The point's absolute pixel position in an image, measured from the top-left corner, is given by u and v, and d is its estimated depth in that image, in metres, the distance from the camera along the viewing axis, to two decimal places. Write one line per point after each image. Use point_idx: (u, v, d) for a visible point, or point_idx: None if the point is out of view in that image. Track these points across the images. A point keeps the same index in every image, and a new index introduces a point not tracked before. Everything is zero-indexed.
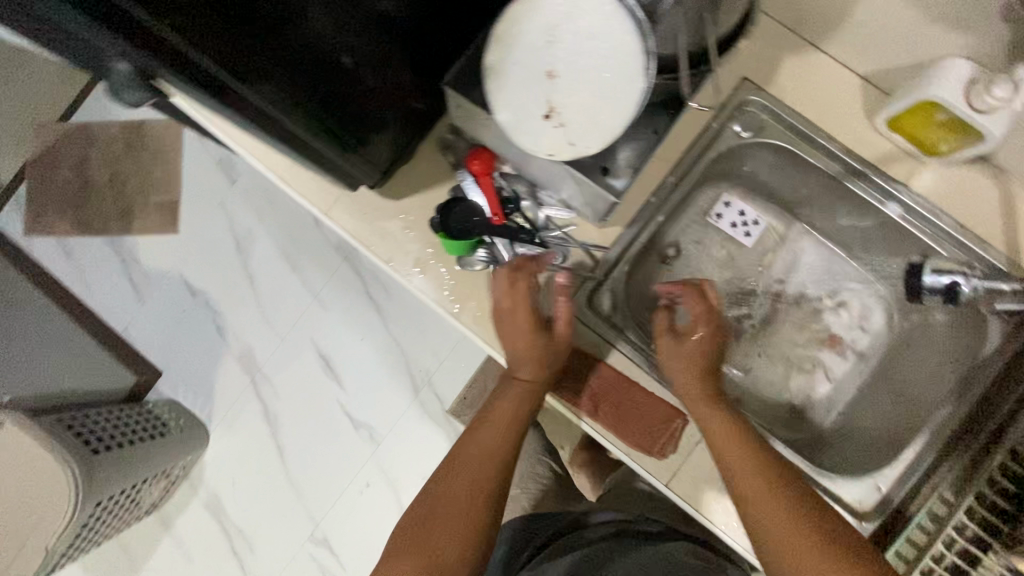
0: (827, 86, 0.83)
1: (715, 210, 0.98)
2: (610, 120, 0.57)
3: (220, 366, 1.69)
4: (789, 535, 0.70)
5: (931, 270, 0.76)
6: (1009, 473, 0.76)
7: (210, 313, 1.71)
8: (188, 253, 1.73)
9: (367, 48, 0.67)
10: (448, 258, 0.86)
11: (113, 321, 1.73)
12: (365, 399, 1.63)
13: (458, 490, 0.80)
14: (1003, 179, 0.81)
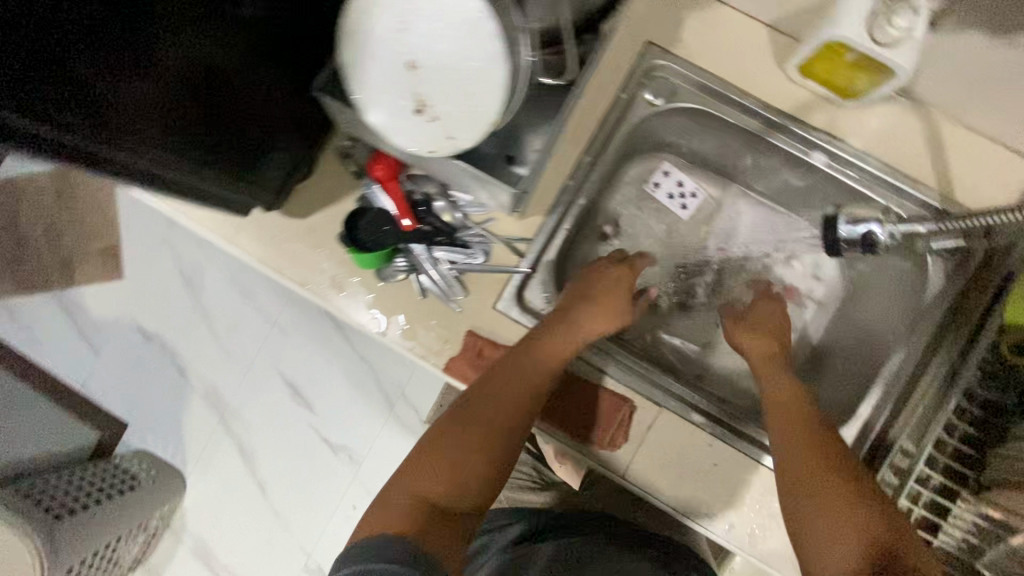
0: (733, 39, 0.79)
1: (653, 179, 0.95)
2: (482, 104, 0.52)
3: (185, 409, 1.59)
4: (808, 466, 0.67)
5: (845, 223, 0.74)
6: (966, 418, 0.73)
7: (168, 356, 1.61)
8: (135, 296, 1.62)
9: (232, 58, 0.61)
10: (366, 272, 0.81)
11: (69, 377, 1.63)
12: (339, 418, 1.55)
13: (489, 417, 0.72)
14: (925, 111, 0.77)
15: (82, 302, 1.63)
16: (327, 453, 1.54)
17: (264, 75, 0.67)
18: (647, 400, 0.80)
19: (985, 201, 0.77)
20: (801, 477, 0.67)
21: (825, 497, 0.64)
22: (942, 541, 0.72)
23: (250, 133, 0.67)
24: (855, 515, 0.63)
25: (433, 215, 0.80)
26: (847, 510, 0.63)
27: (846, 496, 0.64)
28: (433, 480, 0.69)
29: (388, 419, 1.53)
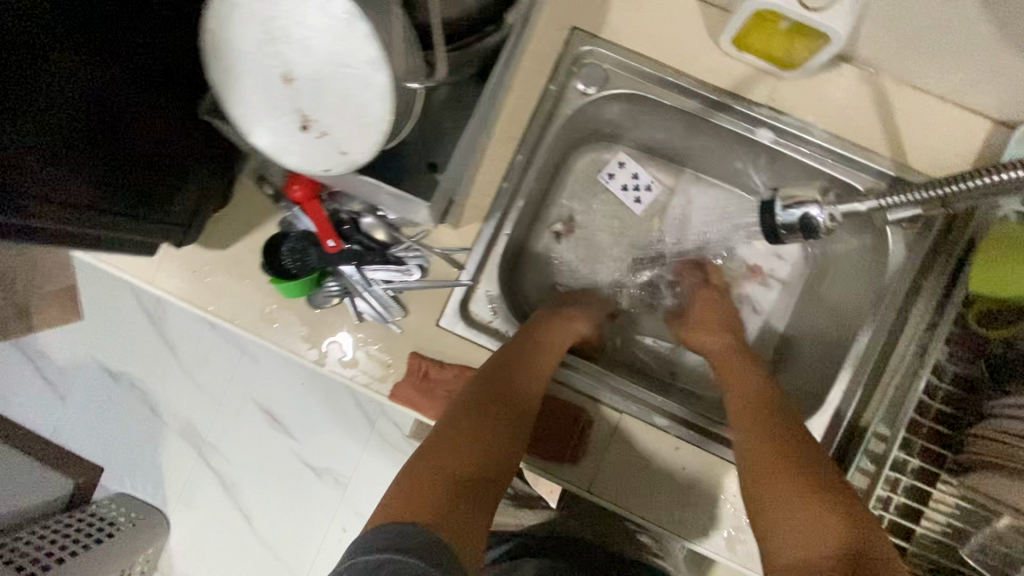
0: (663, 16, 0.74)
1: (608, 168, 0.90)
2: (370, 113, 0.47)
3: (162, 447, 1.44)
4: (765, 457, 0.63)
5: (783, 207, 0.69)
6: (940, 396, 0.69)
7: (139, 393, 1.45)
8: (95, 333, 1.46)
9: (115, 89, 0.57)
10: (297, 300, 0.76)
11: (36, 425, 1.47)
12: (322, 442, 1.41)
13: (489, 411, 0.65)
14: (869, 75, 0.73)
15: (42, 345, 1.48)
16: (312, 475, 1.41)
17: (151, 95, 0.61)
18: (605, 409, 0.75)
19: (939, 164, 0.73)
20: (759, 470, 0.62)
21: (783, 488, 0.59)
22: (924, 527, 0.69)
23: (148, 162, 0.62)
24: (814, 508, 0.57)
25: (359, 233, 0.75)
26: (804, 503, 0.57)
27: (807, 488, 0.58)
28: (459, 454, 0.60)
29: (372, 439, 1.41)
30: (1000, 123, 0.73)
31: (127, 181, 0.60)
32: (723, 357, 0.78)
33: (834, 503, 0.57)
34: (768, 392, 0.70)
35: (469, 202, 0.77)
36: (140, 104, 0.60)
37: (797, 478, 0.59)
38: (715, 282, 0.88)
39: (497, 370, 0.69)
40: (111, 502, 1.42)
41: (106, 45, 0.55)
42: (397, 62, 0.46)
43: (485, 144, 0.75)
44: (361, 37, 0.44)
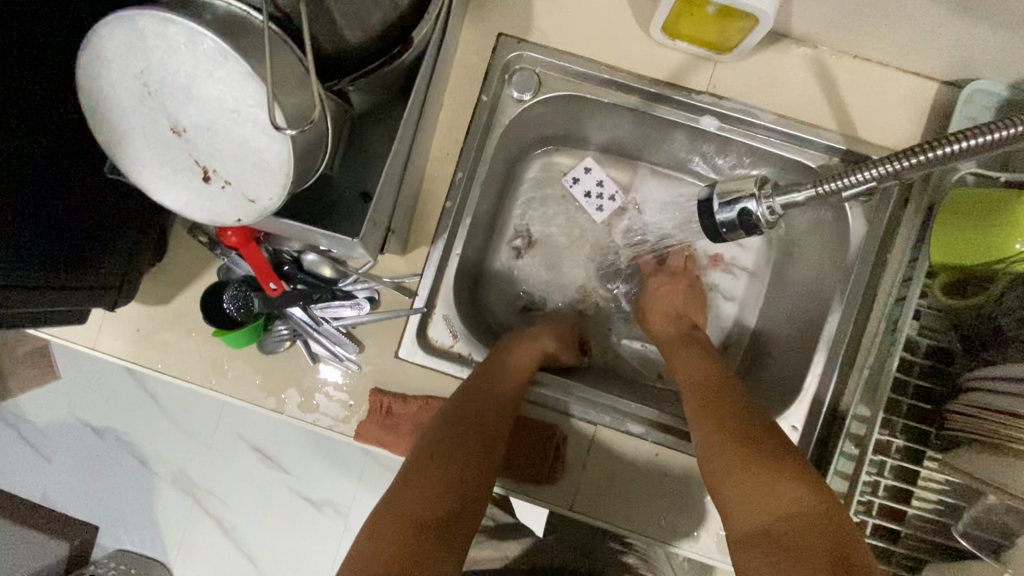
0: (591, 12, 0.72)
1: (572, 172, 0.87)
2: (271, 155, 0.44)
3: (155, 499, 1.39)
4: (706, 430, 0.60)
5: (719, 204, 0.60)
6: (916, 371, 0.67)
7: (126, 447, 1.38)
8: (71, 390, 1.38)
9: (27, 156, 0.52)
10: (247, 349, 0.72)
11: (23, 491, 1.42)
12: (316, 475, 1.37)
13: (454, 430, 0.61)
14: (807, 50, 0.71)
15: (19, 408, 1.40)
16: (310, 511, 1.37)
17: (69, 161, 0.56)
18: (577, 422, 0.73)
19: (889, 133, 0.71)
20: (704, 444, 0.60)
21: (725, 456, 0.57)
22: (916, 507, 0.66)
23: (66, 229, 0.57)
24: (755, 471, 0.54)
25: (303, 271, 0.72)
26: (743, 467, 0.55)
27: (745, 453, 0.56)
28: (425, 495, 0.55)
29: (367, 468, 1.37)
30: (946, 83, 0.71)
31: (42, 253, 0.55)
32: (673, 343, 0.76)
33: (777, 464, 0.54)
34: (713, 370, 0.68)
35: (415, 227, 0.74)
36: (57, 171, 0.55)
37: (737, 444, 0.57)
38: (680, 268, 0.85)
39: (470, 397, 0.65)
40: (111, 557, 1.38)
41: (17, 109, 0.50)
42: (292, 100, 0.43)
43: (424, 164, 0.73)
44: (245, 78, 0.41)
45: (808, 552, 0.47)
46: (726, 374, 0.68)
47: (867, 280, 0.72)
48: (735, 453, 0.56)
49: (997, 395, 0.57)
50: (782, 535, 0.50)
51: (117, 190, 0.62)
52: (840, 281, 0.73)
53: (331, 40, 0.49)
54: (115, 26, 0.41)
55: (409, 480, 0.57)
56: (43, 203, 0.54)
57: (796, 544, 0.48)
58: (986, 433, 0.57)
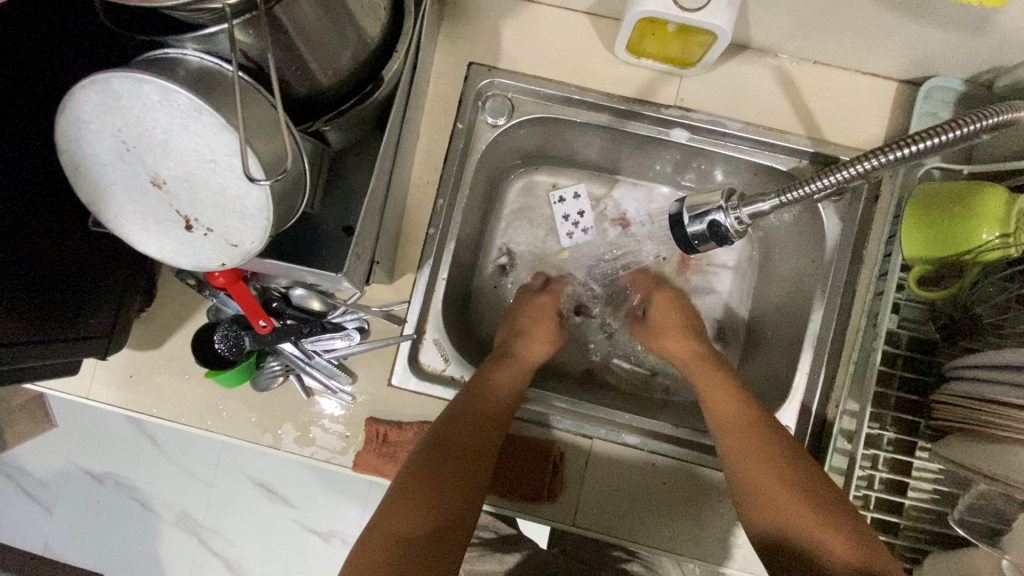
0: (557, 36, 0.74)
1: (561, 190, 0.89)
2: (250, 201, 0.45)
3: (159, 543, 1.38)
4: (762, 483, 0.60)
5: (689, 218, 0.61)
6: (901, 363, 0.67)
7: (127, 492, 1.37)
8: (67, 440, 1.36)
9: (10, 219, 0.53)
10: (240, 387, 0.73)
11: (26, 543, 1.41)
12: (321, 507, 1.36)
13: (454, 451, 0.62)
14: (768, 59, 0.74)
15: (15, 461, 1.38)
16: (317, 542, 1.36)
17: (44, 212, 0.56)
18: (572, 437, 0.73)
19: (853, 134, 0.73)
20: (759, 497, 0.59)
21: (786, 517, 0.57)
22: (912, 498, 0.66)
23: (49, 278, 0.58)
24: (821, 536, 0.55)
25: (291, 306, 0.73)
26: (810, 529, 0.55)
27: (808, 513, 0.56)
28: (410, 513, 0.56)
29: (371, 496, 1.36)
30: (905, 83, 0.73)
31: (23, 304, 0.55)
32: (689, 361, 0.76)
33: (841, 527, 0.54)
34: (745, 404, 0.67)
35: (399, 254, 0.75)
36: (31, 221, 0.55)
37: (800, 504, 0.57)
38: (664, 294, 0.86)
39: (456, 412, 0.65)
40: None
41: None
42: (267, 147, 0.45)
43: (405, 193, 0.74)
44: (219, 129, 0.43)
45: None
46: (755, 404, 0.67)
47: (845, 277, 0.73)
48: (800, 516, 0.56)
49: (979, 384, 0.58)
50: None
51: (102, 241, 0.63)
52: (821, 280, 0.74)
53: (304, 84, 0.51)
54: (88, 87, 0.42)
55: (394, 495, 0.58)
56: (21, 252, 0.54)
57: None
58: (973, 421, 0.58)
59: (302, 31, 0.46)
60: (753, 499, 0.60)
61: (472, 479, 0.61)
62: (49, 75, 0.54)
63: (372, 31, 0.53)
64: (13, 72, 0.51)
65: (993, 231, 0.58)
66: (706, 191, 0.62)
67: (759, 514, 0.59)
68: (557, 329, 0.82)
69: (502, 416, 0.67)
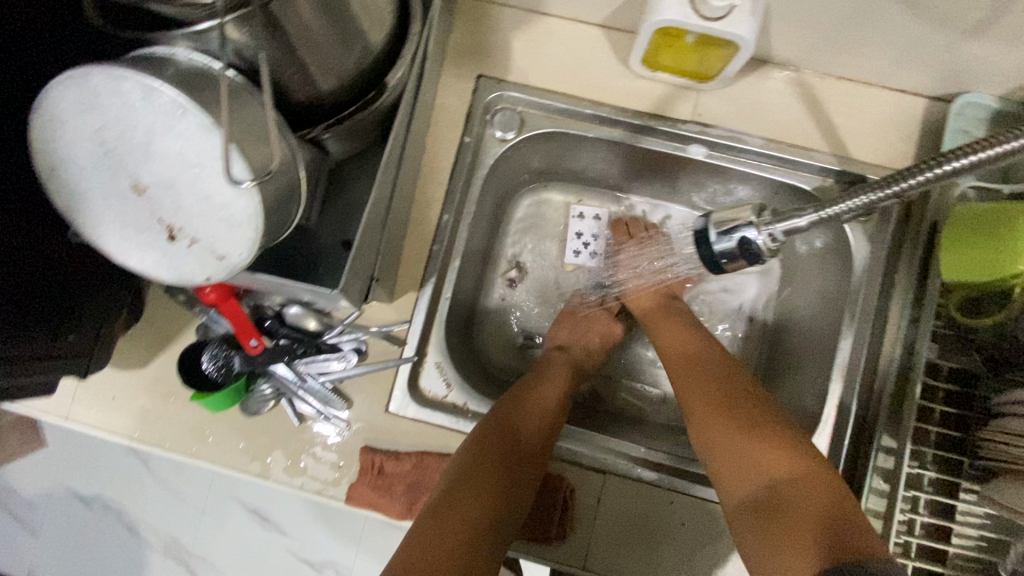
0: (568, 49, 0.72)
1: (586, 207, 0.86)
2: (238, 210, 0.42)
3: (144, 572, 1.32)
4: (698, 402, 0.61)
5: (716, 234, 0.57)
6: (942, 397, 0.62)
7: (112, 518, 1.31)
8: (52, 462, 1.31)
9: None
10: (227, 411, 0.68)
11: (7, 569, 1.35)
12: (314, 538, 1.29)
13: (509, 442, 0.61)
14: (790, 74, 0.71)
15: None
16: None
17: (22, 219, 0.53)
18: (585, 470, 0.68)
19: (881, 152, 0.69)
20: (694, 415, 0.61)
21: (714, 427, 0.58)
22: (958, 546, 0.60)
23: (24, 295, 0.54)
24: (746, 440, 0.56)
25: (285, 325, 0.69)
26: (735, 437, 0.56)
27: (735, 424, 0.57)
28: (472, 504, 0.56)
29: (368, 526, 1.29)
30: (934, 99, 0.70)
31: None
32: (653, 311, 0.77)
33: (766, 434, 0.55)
34: (698, 340, 0.69)
35: (401, 273, 0.71)
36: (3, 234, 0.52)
37: (728, 416, 0.58)
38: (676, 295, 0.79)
39: (511, 405, 0.65)
40: None
41: None
42: (258, 152, 0.41)
43: (408, 209, 0.71)
44: (207, 130, 0.39)
45: (790, 518, 0.49)
46: (711, 342, 0.69)
47: (876, 302, 0.69)
48: (726, 425, 0.58)
49: None
50: (769, 498, 0.52)
51: (86, 253, 0.60)
52: (850, 305, 0.69)
53: (302, 89, 0.48)
54: (66, 84, 0.39)
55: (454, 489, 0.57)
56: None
57: (780, 510, 0.50)
58: None
59: (299, 30, 0.43)
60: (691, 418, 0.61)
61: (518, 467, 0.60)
62: (27, 77, 0.51)
63: (374, 34, 0.50)
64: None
65: None
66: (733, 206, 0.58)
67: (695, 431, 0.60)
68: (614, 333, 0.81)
69: (557, 418, 0.67)
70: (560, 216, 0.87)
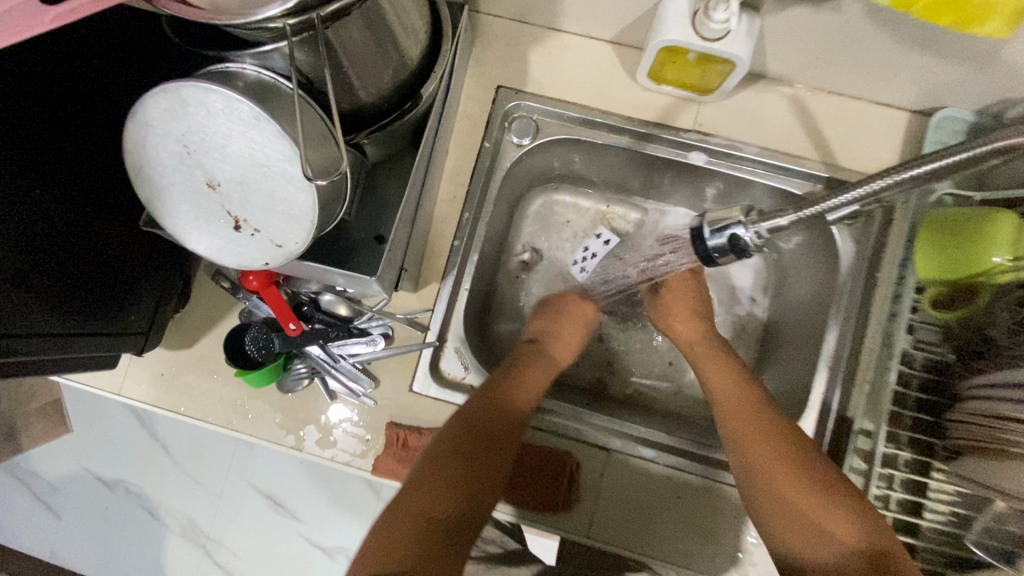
0: (581, 63, 0.78)
1: (602, 233, 0.88)
2: (298, 204, 0.49)
3: (166, 550, 1.39)
4: (767, 460, 0.63)
5: (710, 231, 0.62)
6: (916, 385, 0.68)
7: (135, 499, 1.38)
8: (78, 445, 1.37)
9: (60, 211, 0.57)
10: (265, 388, 0.75)
11: (37, 546, 1.43)
12: (330, 519, 1.35)
13: (480, 437, 0.65)
14: (784, 88, 0.77)
15: (29, 465, 1.40)
16: (322, 556, 1.36)
17: (89, 208, 0.60)
18: (590, 447, 0.74)
19: (866, 161, 0.76)
20: (763, 475, 0.63)
21: (787, 490, 0.61)
22: (929, 520, 0.67)
23: (89, 276, 0.61)
24: (820, 508, 0.58)
25: (320, 310, 0.76)
26: (811, 502, 0.59)
27: (805, 490, 0.60)
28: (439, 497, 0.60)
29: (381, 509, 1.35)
30: (917, 113, 0.76)
31: (68, 294, 0.59)
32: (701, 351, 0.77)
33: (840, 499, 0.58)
34: (748, 389, 0.71)
35: (425, 265, 0.78)
36: (76, 222, 0.59)
37: (802, 480, 0.60)
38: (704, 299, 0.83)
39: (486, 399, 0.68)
40: None
41: (52, 171, 0.55)
42: (317, 154, 0.49)
43: (432, 207, 0.77)
44: (275, 136, 0.46)
45: None
46: (761, 393, 0.70)
47: (859, 298, 0.75)
48: (802, 489, 0.60)
49: (994, 403, 0.59)
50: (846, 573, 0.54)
51: (142, 241, 0.67)
52: (834, 301, 0.76)
53: (349, 100, 0.55)
54: (158, 95, 0.46)
55: (416, 480, 0.61)
56: (65, 250, 0.58)
57: None
58: (992, 440, 0.59)
59: (350, 51, 0.49)
60: (755, 474, 0.63)
61: (491, 461, 0.64)
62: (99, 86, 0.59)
63: (412, 52, 0.56)
64: (69, 80, 0.56)
65: (1005, 254, 0.60)
66: (725, 207, 0.64)
67: (761, 490, 0.62)
68: (587, 326, 0.85)
69: (530, 415, 0.71)
70: (569, 216, 0.93)
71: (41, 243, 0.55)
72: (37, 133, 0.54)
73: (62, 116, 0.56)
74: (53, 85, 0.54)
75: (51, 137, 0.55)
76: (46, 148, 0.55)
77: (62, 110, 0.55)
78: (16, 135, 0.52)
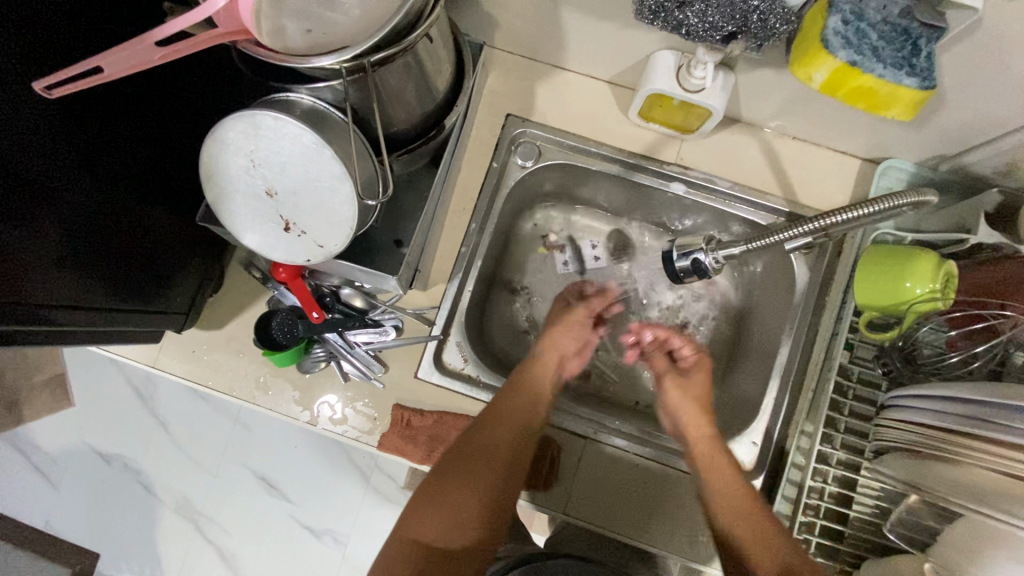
0: (581, 98, 0.89)
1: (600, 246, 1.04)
2: (342, 213, 0.59)
3: (158, 528, 1.41)
4: (730, 496, 0.73)
5: (677, 254, 0.73)
6: (851, 393, 0.80)
7: (132, 473, 1.41)
8: (83, 419, 1.41)
9: (133, 202, 0.66)
10: (287, 368, 0.85)
11: (27, 517, 1.42)
12: (321, 503, 1.41)
13: (476, 462, 0.71)
14: (755, 131, 0.88)
15: (32, 435, 1.42)
16: (311, 538, 1.41)
17: (153, 203, 0.70)
18: (570, 434, 0.85)
19: (821, 199, 0.87)
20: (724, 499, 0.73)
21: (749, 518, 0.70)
22: (857, 510, 0.77)
23: (145, 261, 0.70)
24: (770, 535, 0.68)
25: (341, 301, 0.85)
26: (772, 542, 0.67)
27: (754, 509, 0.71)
28: (435, 526, 0.67)
29: (369, 495, 1.42)
30: (867, 160, 0.88)
31: (128, 275, 0.68)
32: (685, 413, 0.85)
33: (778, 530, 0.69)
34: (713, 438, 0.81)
35: (434, 267, 0.88)
36: (145, 216, 0.69)
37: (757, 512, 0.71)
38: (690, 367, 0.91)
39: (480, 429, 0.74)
40: None
41: (128, 169, 0.65)
42: (361, 171, 0.60)
43: (443, 217, 0.88)
44: (328, 159, 0.57)
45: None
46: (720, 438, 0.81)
47: (809, 317, 0.87)
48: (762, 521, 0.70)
49: (903, 409, 0.71)
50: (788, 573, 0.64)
51: (190, 233, 0.77)
52: (789, 319, 0.88)
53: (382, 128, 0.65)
54: (235, 121, 0.56)
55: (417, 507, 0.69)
56: (134, 240, 0.68)
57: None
58: (905, 443, 0.70)
59: (390, 91, 0.59)
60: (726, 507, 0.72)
61: (491, 481, 0.71)
62: (172, 102, 0.69)
63: (439, 90, 0.67)
64: (155, 97, 0.66)
65: (917, 283, 0.71)
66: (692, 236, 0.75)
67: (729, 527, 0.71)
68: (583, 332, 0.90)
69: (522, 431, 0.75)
70: (564, 230, 1.05)
71: (114, 229, 0.64)
72: (127, 138, 0.64)
73: (148, 126, 0.66)
74: (143, 100, 0.64)
75: (134, 141, 0.65)
76: (130, 151, 0.65)
77: (144, 120, 0.65)
78: (111, 141, 0.61)
